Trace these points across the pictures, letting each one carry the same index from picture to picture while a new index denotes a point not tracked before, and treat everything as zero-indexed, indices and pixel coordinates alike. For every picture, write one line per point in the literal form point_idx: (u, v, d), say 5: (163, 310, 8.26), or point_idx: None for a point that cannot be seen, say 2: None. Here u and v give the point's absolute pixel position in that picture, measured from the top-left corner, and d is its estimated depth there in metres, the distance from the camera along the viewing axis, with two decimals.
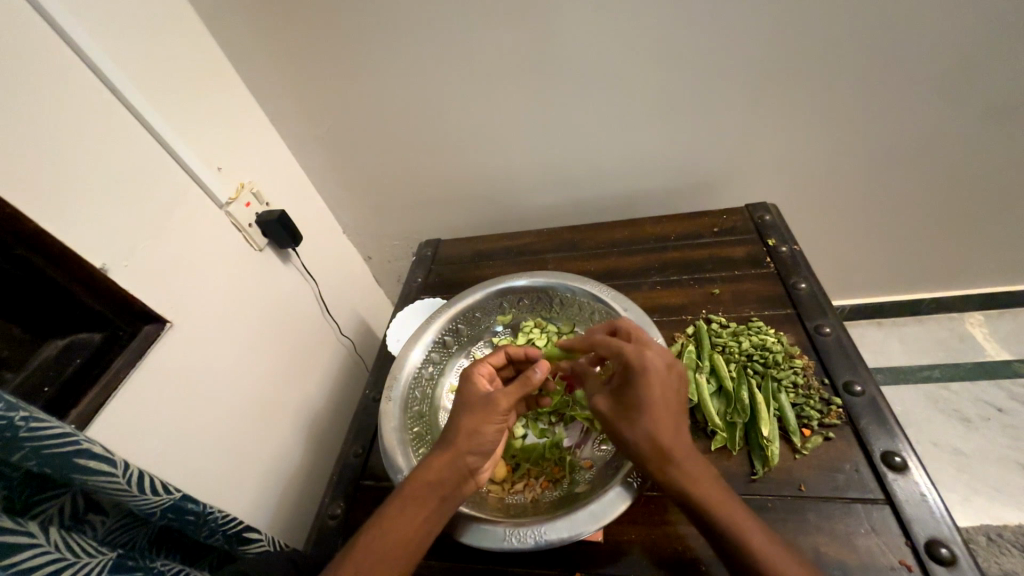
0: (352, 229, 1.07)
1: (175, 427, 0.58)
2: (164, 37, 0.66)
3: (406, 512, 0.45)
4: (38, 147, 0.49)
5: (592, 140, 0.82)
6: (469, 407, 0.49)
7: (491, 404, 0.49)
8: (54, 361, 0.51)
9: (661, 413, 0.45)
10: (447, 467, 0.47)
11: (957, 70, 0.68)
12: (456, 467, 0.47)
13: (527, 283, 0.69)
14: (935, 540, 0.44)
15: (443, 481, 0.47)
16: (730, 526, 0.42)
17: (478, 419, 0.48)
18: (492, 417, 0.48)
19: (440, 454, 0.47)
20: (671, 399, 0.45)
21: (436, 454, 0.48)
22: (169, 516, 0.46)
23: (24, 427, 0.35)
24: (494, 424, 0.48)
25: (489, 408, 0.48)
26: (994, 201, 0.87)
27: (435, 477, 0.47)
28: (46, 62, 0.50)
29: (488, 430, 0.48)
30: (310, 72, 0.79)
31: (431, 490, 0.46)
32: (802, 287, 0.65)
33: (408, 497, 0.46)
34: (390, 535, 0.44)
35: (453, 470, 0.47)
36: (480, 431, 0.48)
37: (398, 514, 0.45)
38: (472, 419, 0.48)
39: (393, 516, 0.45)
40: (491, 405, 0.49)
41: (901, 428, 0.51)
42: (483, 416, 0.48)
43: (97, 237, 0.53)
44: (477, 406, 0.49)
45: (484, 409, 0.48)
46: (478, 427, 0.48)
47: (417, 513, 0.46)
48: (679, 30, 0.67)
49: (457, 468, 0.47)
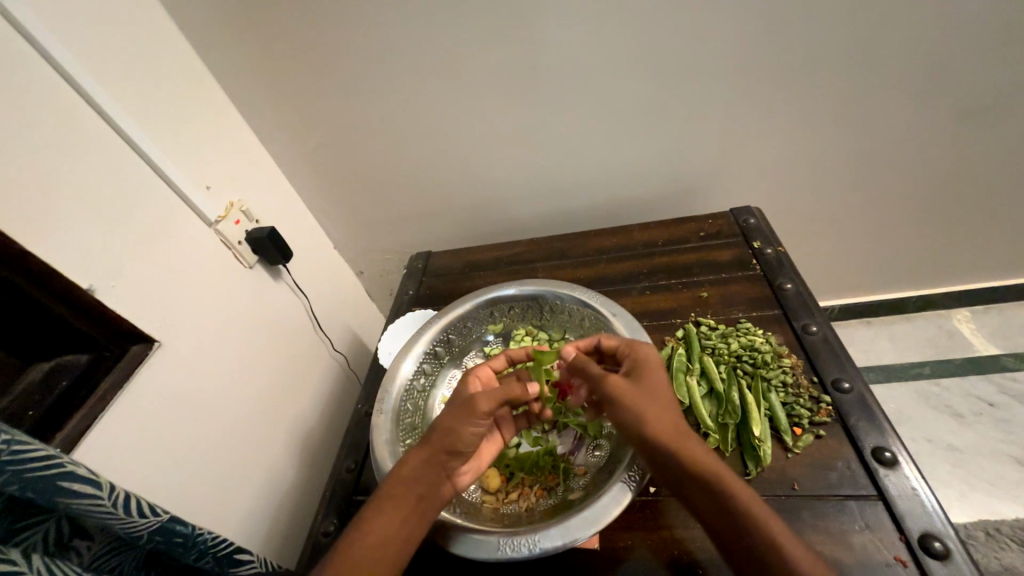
0: (342, 244, 1.07)
1: (164, 448, 0.57)
2: (150, 59, 0.66)
3: (382, 516, 0.45)
4: (19, 167, 0.49)
5: (578, 149, 0.83)
6: (448, 407, 0.50)
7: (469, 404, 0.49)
8: (40, 383, 0.50)
9: (662, 395, 0.48)
10: (425, 466, 0.47)
11: (929, 71, 0.70)
12: (432, 465, 0.47)
13: (517, 291, 0.69)
14: (929, 534, 0.44)
15: (421, 481, 0.47)
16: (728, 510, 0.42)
17: (455, 418, 0.48)
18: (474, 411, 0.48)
19: (416, 457, 0.48)
20: (663, 380, 0.50)
21: (414, 453, 0.48)
22: (157, 539, 0.45)
23: (5, 450, 0.34)
24: (471, 424, 0.48)
25: (467, 408, 0.48)
26: (971, 199, 0.89)
27: (409, 477, 0.47)
28: (31, 85, 0.51)
29: (465, 431, 0.48)
30: (298, 92, 0.80)
31: (408, 489, 0.47)
32: (788, 287, 0.66)
33: (388, 499, 0.46)
34: (372, 539, 0.44)
35: (430, 468, 0.47)
36: (458, 430, 0.48)
37: (377, 517, 0.45)
38: (448, 419, 0.49)
39: (373, 518, 0.45)
40: (469, 404, 0.49)
41: (890, 424, 0.51)
42: (464, 415, 0.48)
43: (82, 257, 0.53)
44: (456, 407, 0.49)
45: (463, 408, 0.48)
46: (454, 425, 0.48)
47: (398, 516, 0.45)
48: (658, 42, 0.69)
49: (434, 466, 0.47)
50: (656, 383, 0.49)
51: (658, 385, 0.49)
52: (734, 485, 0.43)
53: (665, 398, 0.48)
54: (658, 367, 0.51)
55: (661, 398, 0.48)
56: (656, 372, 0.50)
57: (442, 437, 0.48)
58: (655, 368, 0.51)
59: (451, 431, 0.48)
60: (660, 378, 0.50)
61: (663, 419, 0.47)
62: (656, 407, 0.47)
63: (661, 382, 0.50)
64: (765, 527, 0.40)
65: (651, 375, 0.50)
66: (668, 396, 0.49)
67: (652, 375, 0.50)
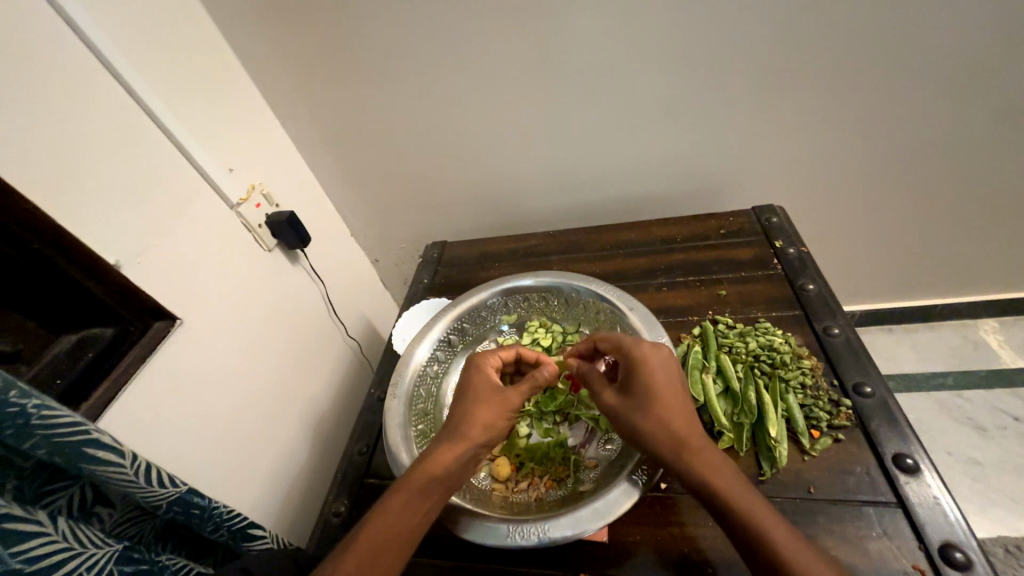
0: (360, 231, 1.08)
1: (182, 423, 0.58)
2: (179, 42, 0.67)
3: (400, 503, 0.45)
4: (49, 143, 0.50)
5: (598, 142, 0.83)
6: (480, 399, 0.51)
7: (505, 398, 0.51)
8: (66, 355, 0.52)
9: (666, 395, 0.47)
10: (459, 461, 0.47)
11: (968, 72, 0.68)
12: (467, 460, 0.48)
13: (533, 282, 0.69)
14: (949, 544, 0.43)
15: (453, 474, 0.47)
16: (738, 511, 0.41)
17: (491, 413, 0.50)
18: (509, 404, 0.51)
19: (452, 447, 0.48)
20: (670, 379, 0.49)
21: (446, 446, 0.48)
22: (175, 510, 0.46)
23: (36, 415, 0.35)
24: (506, 417, 0.50)
25: (504, 404, 0.50)
26: (1006, 207, 0.86)
27: (444, 469, 0.47)
28: (65, 63, 0.52)
29: (497, 425, 0.50)
30: (320, 77, 0.80)
31: (440, 483, 0.46)
32: (810, 288, 0.65)
33: (416, 491, 0.46)
34: (394, 530, 0.44)
35: (464, 463, 0.48)
36: (493, 424, 0.49)
37: (393, 504, 0.45)
38: (483, 412, 0.50)
39: (398, 508, 0.45)
40: (506, 400, 0.51)
41: (911, 430, 0.50)
42: (500, 410, 0.50)
43: (110, 233, 0.54)
44: (490, 400, 0.50)
45: (493, 403, 0.50)
46: (492, 421, 0.49)
47: (426, 506, 0.46)
48: (685, 35, 0.68)
49: (468, 460, 0.48)
50: (656, 382, 0.48)
51: (662, 383, 0.48)
52: (744, 491, 0.42)
53: (673, 399, 0.47)
54: (667, 365, 0.50)
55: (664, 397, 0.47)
56: (656, 367, 0.49)
57: (480, 430, 0.49)
58: (660, 365, 0.49)
59: (488, 424, 0.49)
60: (665, 375, 0.49)
61: (672, 417, 0.46)
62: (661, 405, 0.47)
63: (670, 381, 0.48)
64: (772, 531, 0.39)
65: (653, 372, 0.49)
66: (677, 395, 0.48)
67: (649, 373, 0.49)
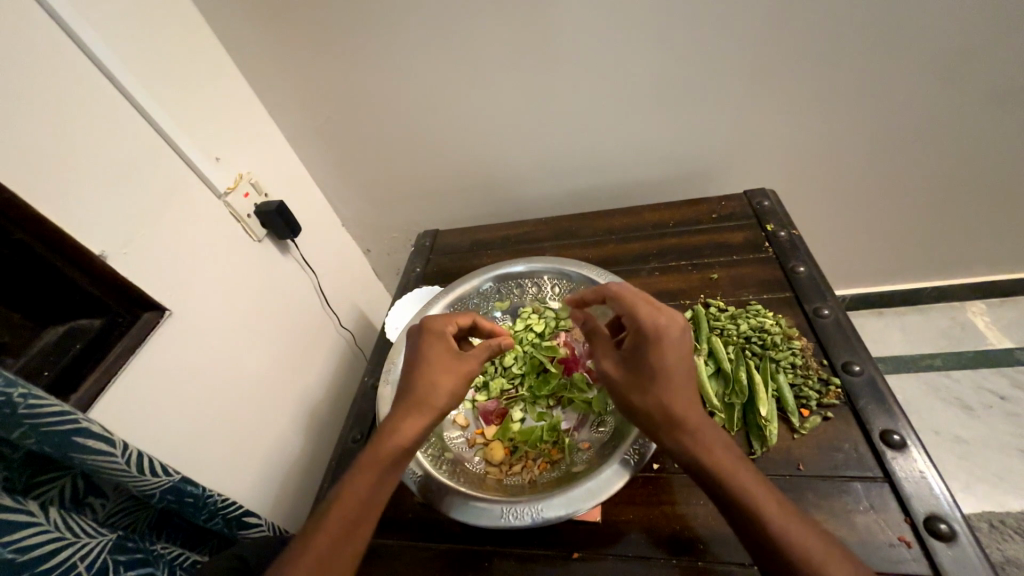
0: (350, 221, 1.07)
1: (172, 414, 0.58)
2: (162, 30, 0.66)
3: (363, 481, 0.45)
4: (30, 133, 0.48)
5: (589, 128, 0.82)
6: (439, 364, 0.51)
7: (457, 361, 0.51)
8: (54, 346, 0.51)
9: (678, 381, 0.45)
10: (419, 428, 0.48)
11: (957, 54, 0.68)
12: (425, 426, 0.48)
13: (524, 268, 0.69)
14: (934, 516, 0.44)
15: (413, 441, 0.48)
16: (734, 490, 0.41)
17: (457, 375, 0.50)
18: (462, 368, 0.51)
19: (412, 421, 0.48)
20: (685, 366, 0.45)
21: (406, 415, 0.48)
22: (168, 498, 0.46)
23: (22, 404, 0.35)
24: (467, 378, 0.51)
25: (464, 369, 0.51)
26: (994, 189, 0.86)
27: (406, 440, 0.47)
28: (47, 51, 0.51)
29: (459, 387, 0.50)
30: (307, 65, 0.79)
31: (401, 451, 0.47)
32: (800, 270, 0.65)
33: (379, 463, 0.46)
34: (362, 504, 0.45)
35: (423, 430, 0.48)
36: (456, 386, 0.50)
37: (354, 485, 0.45)
38: (444, 378, 0.50)
39: (362, 483, 0.45)
40: (462, 364, 0.51)
41: (899, 407, 0.51)
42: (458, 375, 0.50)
43: (95, 224, 0.53)
44: (449, 365, 0.51)
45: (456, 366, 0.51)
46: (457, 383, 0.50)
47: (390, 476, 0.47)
48: (675, 19, 0.67)
49: (427, 427, 0.49)
50: (673, 364, 0.45)
51: (676, 380, 0.45)
52: (739, 470, 0.42)
53: (683, 377, 0.45)
54: (685, 350, 0.46)
55: (677, 383, 0.45)
56: (677, 347, 0.46)
57: (441, 398, 0.49)
58: (681, 349, 0.46)
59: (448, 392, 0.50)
60: (684, 360, 0.46)
61: (679, 392, 0.45)
62: (671, 382, 0.45)
63: (682, 368, 0.45)
64: (762, 506, 0.40)
65: (673, 359, 0.45)
66: (687, 373, 0.45)
67: (667, 356, 0.45)
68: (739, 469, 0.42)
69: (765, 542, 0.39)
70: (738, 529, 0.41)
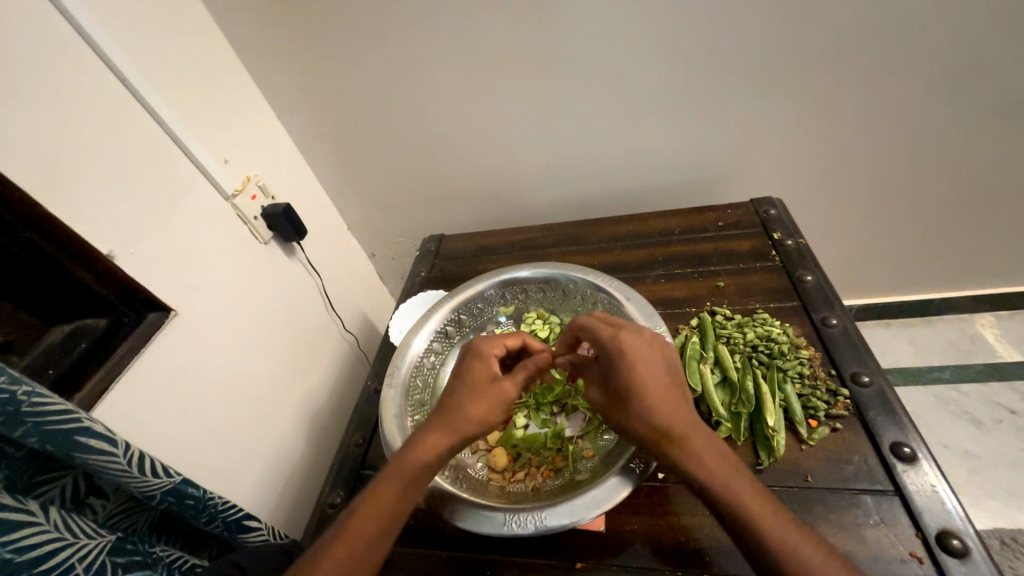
0: (356, 225, 1.08)
1: (175, 416, 0.57)
2: (174, 33, 0.66)
3: (388, 489, 0.45)
4: (40, 133, 0.49)
5: (594, 135, 0.82)
6: (476, 387, 0.48)
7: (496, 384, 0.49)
8: (60, 345, 0.51)
9: (653, 388, 0.45)
10: (447, 447, 0.46)
11: (966, 65, 0.68)
12: (455, 446, 0.47)
13: (531, 273, 0.69)
14: (947, 532, 0.43)
15: (441, 458, 0.47)
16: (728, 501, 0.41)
17: (488, 403, 0.48)
18: (497, 398, 0.48)
19: (442, 436, 0.47)
20: (661, 377, 0.46)
21: (436, 431, 0.47)
22: (169, 500, 0.46)
23: (26, 402, 0.35)
24: (502, 409, 0.48)
25: (501, 398, 0.48)
26: (1003, 200, 0.86)
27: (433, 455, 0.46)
28: (60, 54, 0.51)
29: (491, 414, 0.48)
30: (317, 69, 0.79)
31: (428, 467, 0.46)
32: (808, 280, 0.65)
33: (400, 474, 0.46)
34: (380, 514, 0.44)
35: (452, 450, 0.47)
36: (489, 415, 0.48)
37: (380, 492, 0.45)
38: (478, 404, 0.47)
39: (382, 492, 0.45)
40: (502, 392, 0.49)
41: (910, 419, 0.50)
42: (495, 403, 0.48)
43: (104, 225, 0.54)
44: (485, 391, 0.48)
45: (490, 394, 0.48)
46: (488, 410, 0.48)
47: (411, 491, 0.46)
48: (682, 29, 0.67)
49: (456, 447, 0.47)
50: (637, 362, 0.46)
51: (647, 380, 0.45)
52: (740, 482, 0.41)
53: (654, 378, 0.45)
54: (651, 351, 0.47)
55: (645, 383, 0.45)
56: (641, 348, 0.47)
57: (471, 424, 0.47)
58: (648, 356, 0.46)
59: (482, 416, 0.47)
60: (650, 359, 0.46)
61: (660, 401, 0.44)
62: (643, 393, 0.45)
63: (658, 381, 0.45)
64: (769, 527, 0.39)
65: (637, 356, 0.46)
66: (659, 375, 0.46)
67: (629, 355, 0.46)
68: (738, 481, 0.41)
69: (768, 560, 0.38)
70: (740, 546, 0.40)
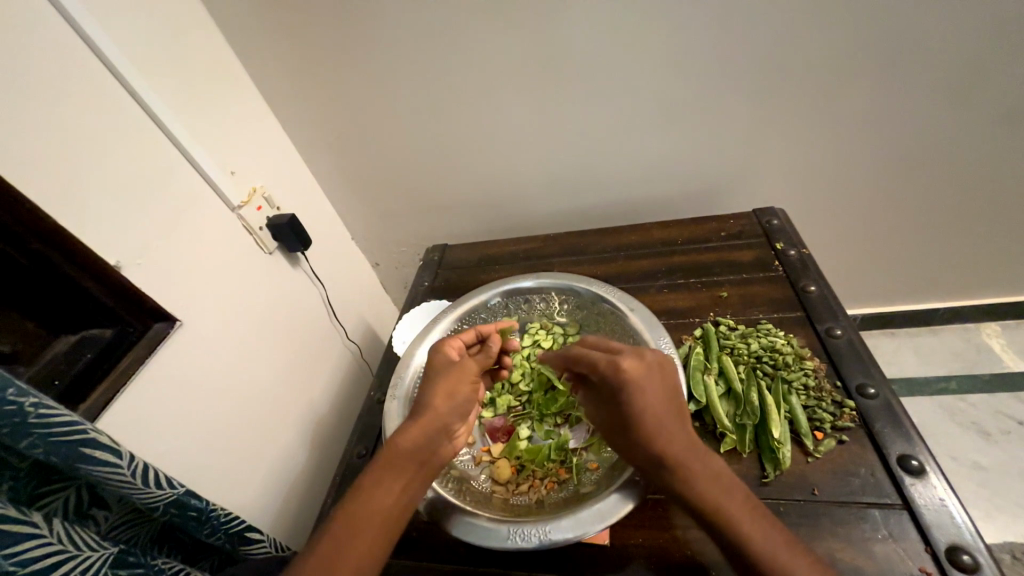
0: (360, 235, 1.08)
1: (179, 426, 0.57)
2: (182, 46, 0.68)
3: (373, 483, 0.44)
4: (51, 144, 0.50)
5: (597, 145, 0.83)
6: (440, 372, 0.52)
7: (463, 368, 0.53)
8: (66, 355, 0.51)
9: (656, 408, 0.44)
10: (426, 430, 0.47)
11: (967, 74, 0.68)
12: (433, 428, 0.48)
13: (533, 283, 0.69)
14: (956, 547, 0.43)
15: (423, 443, 0.47)
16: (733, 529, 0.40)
17: (453, 381, 0.51)
18: (463, 377, 0.52)
19: (419, 421, 0.48)
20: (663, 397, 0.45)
21: (413, 419, 0.48)
22: (172, 512, 0.46)
23: (33, 413, 0.35)
24: (467, 385, 0.52)
25: (463, 374, 0.52)
26: (1007, 209, 0.85)
27: (413, 442, 0.46)
28: (70, 67, 0.52)
29: (458, 392, 0.51)
30: (322, 81, 0.80)
31: (411, 455, 0.46)
32: (812, 290, 0.64)
33: (387, 471, 0.45)
34: (365, 512, 0.43)
35: (431, 432, 0.47)
36: (455, 392, 0.50)
37: (365, 490, 0.44)
38: (445, 384, 0.51)
39: (369, 491, 0.44)
40: (463, 370, 0.53)
41: (916, 432, 0.50)
42: (459, 381, 0.51)
43: (112, 235, 0.54)
44: (450, 372, 0.52)
45: (453, 375, 0.52)
46: (455, 387, 0.51)
47: (396, 482, 0.45)
48: (682, 40, 0.68)
49: (435, 427, 0.48)
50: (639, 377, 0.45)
51: (653, 400, 0.44)
52: (742, 507, 0.41)
53: (658, 398, 0.44)
54: (654, 373, 0.46)
55: (649, 401, 0.44)
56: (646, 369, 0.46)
57: (443, 404, 0.49)
58: (654, 376, 0.46)
59: (450, 394, 0.50)
60: (655, 380, 0.45)
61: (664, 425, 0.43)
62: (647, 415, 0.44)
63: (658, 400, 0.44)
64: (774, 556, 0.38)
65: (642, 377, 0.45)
66: (660, 393, 0.45)
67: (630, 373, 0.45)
68: (738, 503, 0.41)
69: None
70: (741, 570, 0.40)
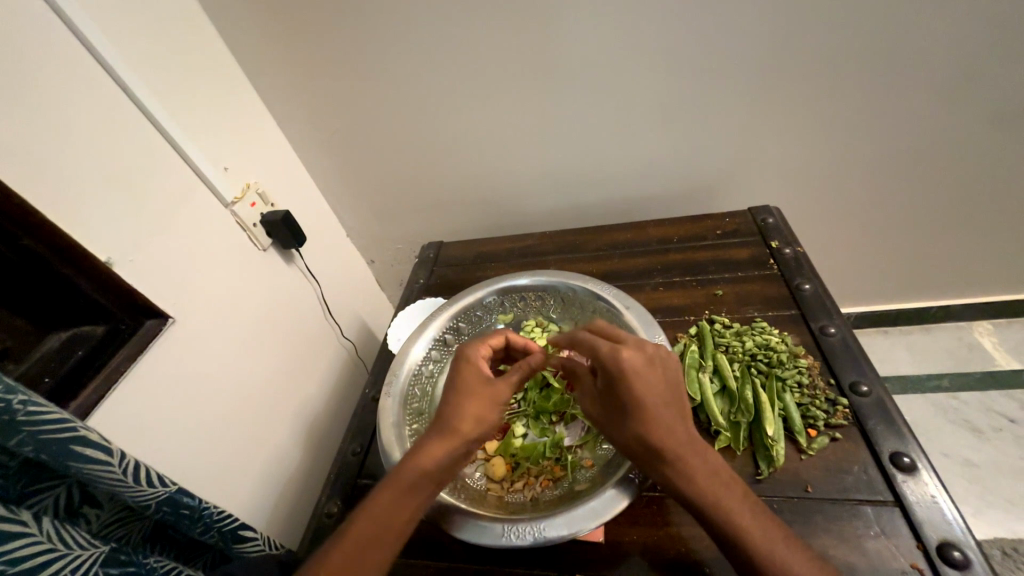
0: (354, 232, 1.08)
1: (171, 423, 0.57)
2: (174, 41, 0.67)
3: (386, 499, 0.45)
4: (40, 139, 0.49)
5: (593, 143, 0.82)
6: (469, 392, 0.49)
7: (495, 391, 0.49)
8: (56, 352, 0.51)
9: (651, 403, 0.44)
10: (448, 454, 0.46)
11: (962, 74, 0.68)
12: (456, 453, 0.47)
13: (529, 281, 0.69)
14: (948, 543, 0.43)
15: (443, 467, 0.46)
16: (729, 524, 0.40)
17: (483, 405, 0.48)
18: (494, 401, 0.49)
19: (441, 444, 0.47)
20: (658, 392, 0.44)
21: (435, 440, 0.47)
22: (164, 510, 0.46)
23: (22, 411, 0.34)
24: (497, 410, 0.49)
25: (496, 398, 0.49)
26: (1000, 208, 0.86)
27: (433, 465, 0.46)
28: (60, 61, 0.51)
29: (487, 417, 0.48)
30: (317, 77, 0.80)
31: (430, 478, 0.46)
32: (806, 288, 0.65)
33: (399, 487, 0.45)
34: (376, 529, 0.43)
35: (453, 457, 0.47)
36: (484, 418, 0.48)
37: (377, 503, 0.44)
38: (475, 406, 0.48)
39: (382, 507, 0.44)
40: (496, 393, 0.50)
41: (909, 429, 0.50)
42: (489, 405, 0.49)
43: (103, 231, 0.53)
44: (481, 394, 0.49)
45: (485, 399, 0.49)
46: (484, 411, 0.48)
47: (411, 503, 0.45)
48: (679, 38, 0.68)
49: (457, 453, 0.47)
50: (632, 371, 0.45)
51: (648, 395, 0.44)
52: (739, 502, 0.41)
53: (652, 391, 0.44)
54: (651, 368, 0.46)
55: (643, 396, 0.44)
56: (641, 363, 0.45)
57: (471, 426, 0.47)
58: (651, 370, 0.45)
59: (479, 419, 0.48)
60: (651, 376, 0.45)
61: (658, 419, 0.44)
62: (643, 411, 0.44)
63: (655, 395, 0.44)
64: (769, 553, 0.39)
65: (637, 373, 0.45)
66: (655, 388, 0.45)
67: (626, 368, 0.45)
68: (736, 499, 0.41)
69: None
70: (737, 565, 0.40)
